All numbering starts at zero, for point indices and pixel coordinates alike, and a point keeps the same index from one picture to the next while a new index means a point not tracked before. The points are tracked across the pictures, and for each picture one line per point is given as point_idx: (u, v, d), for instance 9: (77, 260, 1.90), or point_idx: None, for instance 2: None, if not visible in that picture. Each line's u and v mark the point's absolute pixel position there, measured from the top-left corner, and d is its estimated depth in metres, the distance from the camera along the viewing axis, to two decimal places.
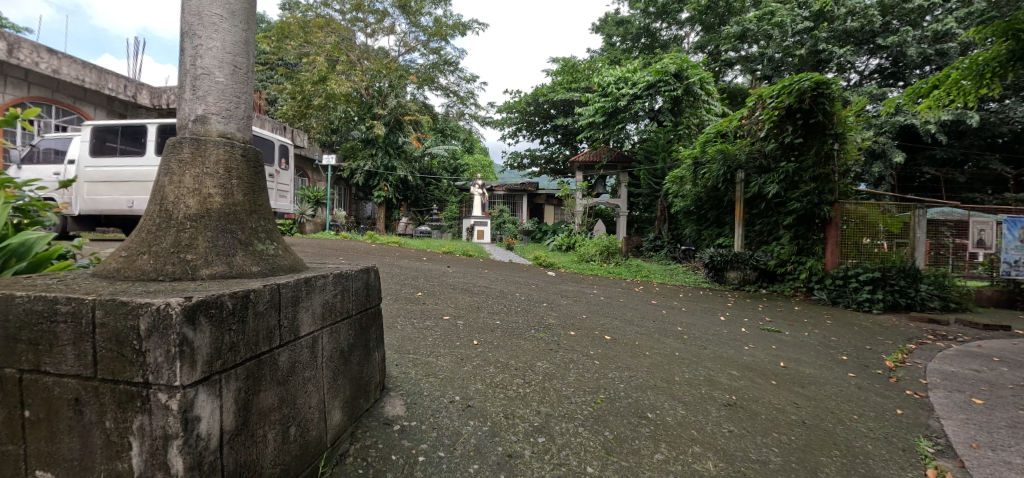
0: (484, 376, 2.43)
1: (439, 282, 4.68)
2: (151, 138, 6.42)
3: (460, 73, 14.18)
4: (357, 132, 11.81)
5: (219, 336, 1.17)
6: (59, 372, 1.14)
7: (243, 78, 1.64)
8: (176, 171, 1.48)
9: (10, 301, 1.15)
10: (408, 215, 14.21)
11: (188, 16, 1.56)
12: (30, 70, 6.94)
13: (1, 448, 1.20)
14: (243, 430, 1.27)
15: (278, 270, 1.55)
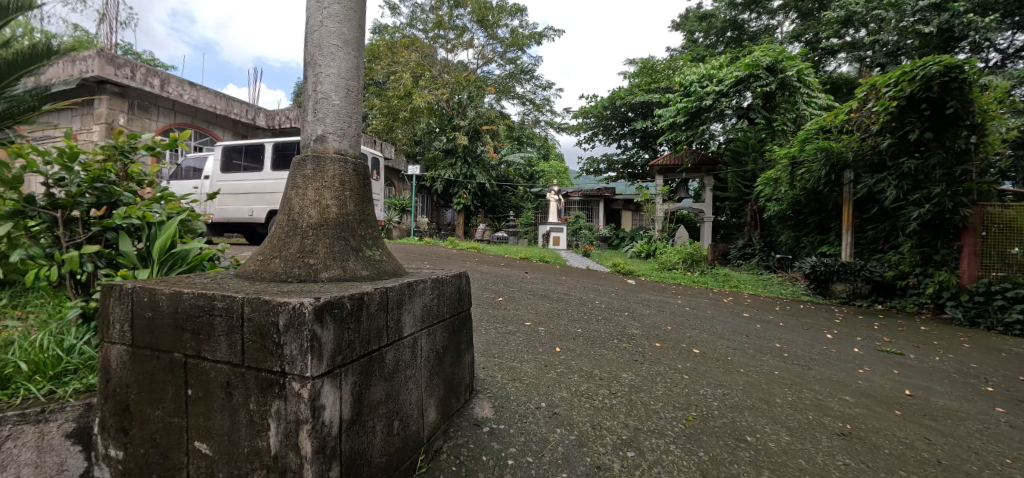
0: (568, 384, 2.40)
1: (519, 288, 4.75)
2: (267, 155, 7.33)
3: (536, 82, 14.42)
4: (438, 143, 12.37)
5: (341, 333, 1.30)
6: (214, 358, 1.32)
7: (355, 99, 1.81)
8: (300, 185, 1.67)
9: (180, 295, 1.35)
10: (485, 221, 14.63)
11: (310, 49, 1.76)
12: (178, 101, 8.29)
13: (168, 420, 1.40)
14: (357, 421, 1.38)
15: (383, 274, 1.68)
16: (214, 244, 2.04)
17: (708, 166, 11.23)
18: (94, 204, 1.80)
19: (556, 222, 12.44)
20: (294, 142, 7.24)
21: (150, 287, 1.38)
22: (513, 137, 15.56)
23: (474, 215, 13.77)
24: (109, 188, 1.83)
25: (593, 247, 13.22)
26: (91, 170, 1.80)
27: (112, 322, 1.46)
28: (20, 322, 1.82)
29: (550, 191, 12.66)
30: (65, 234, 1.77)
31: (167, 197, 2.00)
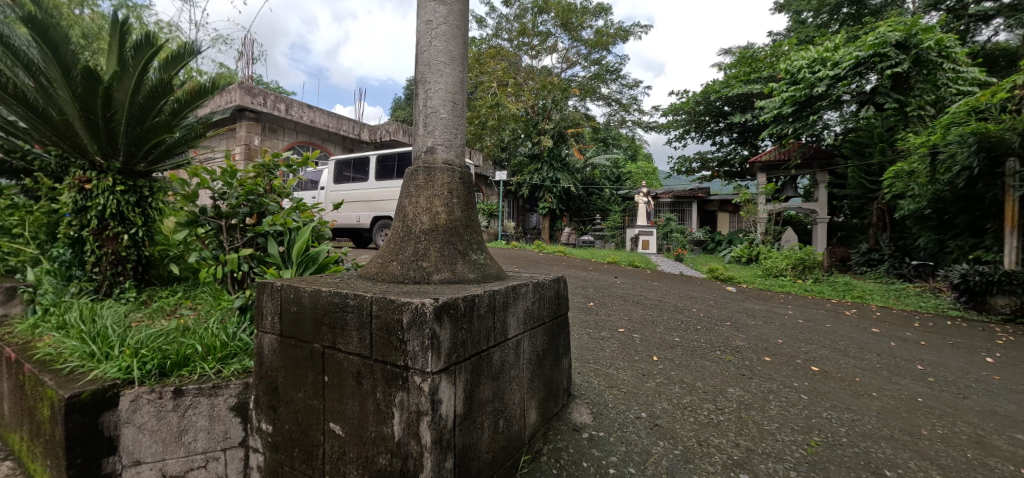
0: (669, 396, 2.29)
1: (611, 293, 4.65)
2: (371, 166, 8.03)
3: (622, 81, 14.11)
4: (524, 149, 12.59)
5: (456, 333, 1.38)
6: (347, 350, 1.46)
7: (460, 111, 1.92)
8: (414, 193, 1.80)
9: (319, 293, 1.51)
10: (570, 225, 14.55)
11: (421, 69, 1.91)
12: (299, 122, 9.49)
13: (307, 403, 1.57)
14: (468, 416, 1.46)
15: (488, 277, 1.75)
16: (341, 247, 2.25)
17: (822, 160, 10.07)
18: (248, 214, 2.08)
19: (645, 225, 11.95)
20: (394, 154, 7.85)
21: (295, 285, 1.56)
22: (597, 139, 15.29)
23: (559, 219, 13.82)
24: (260, 199, 2.12)
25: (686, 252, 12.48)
26: (247, 184, 2.08)
27: (264, 313, 1.67)
28: (193, 310, 2.16)
29: (638, 192, 12.21)
30: (227, 239, 2.09)
31: (303, 207, 2.24)
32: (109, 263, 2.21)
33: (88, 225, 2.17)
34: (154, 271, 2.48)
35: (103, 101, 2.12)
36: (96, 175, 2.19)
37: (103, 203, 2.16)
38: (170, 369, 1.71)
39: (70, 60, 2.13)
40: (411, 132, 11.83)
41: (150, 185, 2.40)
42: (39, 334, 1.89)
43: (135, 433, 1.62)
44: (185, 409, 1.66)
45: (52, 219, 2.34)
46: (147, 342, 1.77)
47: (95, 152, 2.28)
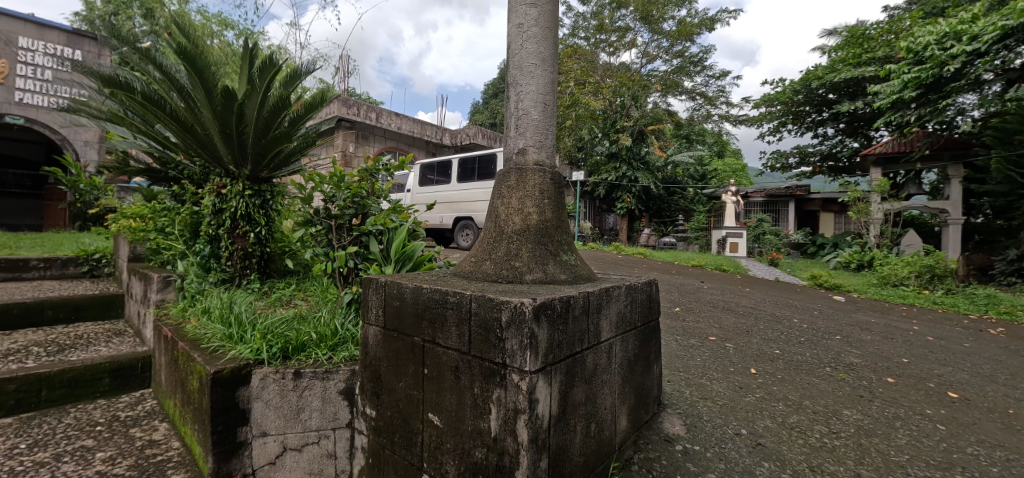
0: (773, 413, 2.11)
1: (699, 298, 4.42)
2: (454, 170, 8.44)
3: (708, 72, 13.32)
4: (602, 147, 12.10)
5: (552, 333, 1.40)
6: (446, 345, 1.52)
7: (551, 111, 1.93)
8: (506, 194, 1.84)
9: (420, 290, 1.59)
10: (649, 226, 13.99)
11: (512, 73, 1.95)
12: (388, 129, 10.20)
13: (408, 393, 1.65)
14: (562, 417, 1.46)
15: (579, 278, 1.76)
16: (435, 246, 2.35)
17: (956, 150, 8.77)
18: (354, 214, 2.27)
19: (734, 226, 11.19)
20: (474, 156, 8.13)
21: (398, 281, 1.66)
22: (679, 136, 14.50)
23: (637, 220, 13.40)
24: (364, 201, 2.30)
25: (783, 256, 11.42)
26: (352, 186, 2.26)
27: (370, 307, 1.79)
28: (305, 300, 2.38)
29: (726, 191, 11.51)
30: (336, 237, 2.29)
31: (401, 208, 2.39)
32: (238, 258, 2.52)
33: (224, 225, 2.49)
34: (273, 266, 2.79)
35: (237, 119, 2.42)
36: (228, 181, 2.52)
37: (234, 206, 2.45)
38: (291, 353, 1.90)
39: (212, 84, 2.45)
40: (489, 135, 12.17)
41: (270, 189, 2.71)
42: (188, 316, 2.19)
43: (263, 408, 1.80)
44: (303, 390, 1.81)
45: (194, 218, 2.70)
46: (272, 328, 1.98)
47: (229, 162, 2.62)
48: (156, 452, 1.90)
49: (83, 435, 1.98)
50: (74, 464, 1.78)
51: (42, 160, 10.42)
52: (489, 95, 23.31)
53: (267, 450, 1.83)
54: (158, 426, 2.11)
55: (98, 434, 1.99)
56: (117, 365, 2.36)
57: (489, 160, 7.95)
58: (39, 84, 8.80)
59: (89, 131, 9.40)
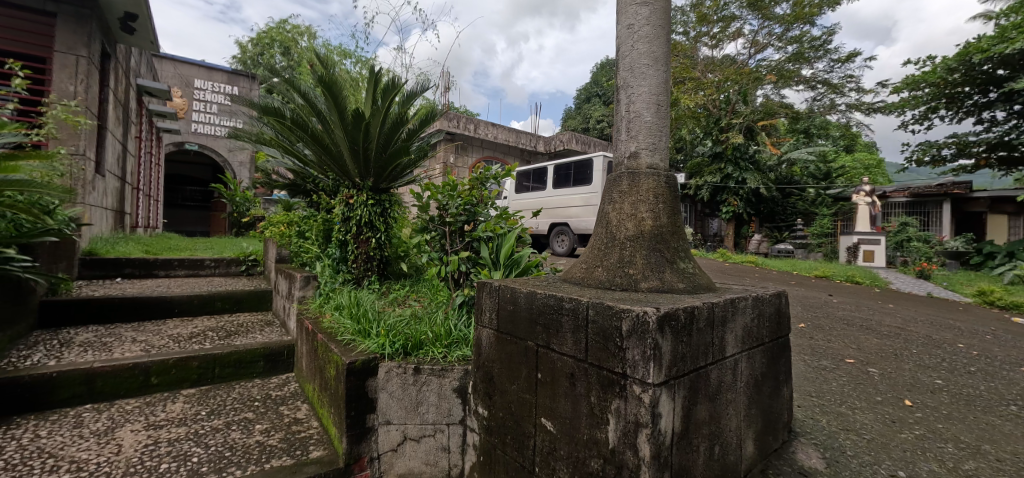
0: (938, 456, 1.77)
1: (829, 314, 3.94)
2: (548, 175, 9.29)
3: (831, 57, 11.82)
4: (704, 148, 11.46)
5: (676, 345, 1.35)
6: (561, 351, 1.52)
7: (664, 113, 1.87)
8: (617, 199, 1.84)
9: (535, 295, 1.61)
10: (760, 231, 12.79)
11: (620, 78, 1.94)
12: (485, 139, 10.94)
13: (521, 396, 1.67)
14: (685, 436, 1.39)
15: (698, 288, 1.69)
16: (542, 252, 2.37)
17: None
18: (466, 220, 2.41)
19: (868, 231, 9.78)
20: (571, 162, 8.83)
21: (512, 286, 1.71)
22: (795, 131, 13.42)
23: (745, 224, 12.02)
24: (475, 208, 2.42)
25: (936, 267, 9.62)
26: (464, 195, 2.40)
27: (483, 310, 1.86)
28: (418, 301, 2.56)
29: (856, 191, 10.04)
30: (450, 242, 2.46)
31: (508, 214, 2.48)
32: (361, 261, 2.80)
33: (351, 231, 2.79)
34: (391, 269, 3.06)
35: (364, 136, 2.71)
36: (355, 192, 2.84)
37: (360, 214, 2.75)
38: (411, 349, 2.05)
39: (345, 106, 2.77)
40: (582, 140, 12.11)
41: (389, 198, 2.98)
42: (323, 311, 2.47)
43: (387, 398, 1.96)
44: (422, 385, 1.94)
45: (326, 225, 3.05)
46: (394, 326, 2.16)
47: (355, 174, 2.93)
48: (301, 429, 2.16)
49: (245, 409, 2.33)
50: (240, 433, 2.11)
51: (209, 178, 12.62)
52: (581, 99, 23.31)
53: (390, 437, 1.99)
54: (301, 405, 2.41)
55: (256, 409, 2.34)
56: (268, 350, 2.75)
57: (585, 166, 8.54)
58: (210, 117, 10.75)
59: (243, 153, 11.24)
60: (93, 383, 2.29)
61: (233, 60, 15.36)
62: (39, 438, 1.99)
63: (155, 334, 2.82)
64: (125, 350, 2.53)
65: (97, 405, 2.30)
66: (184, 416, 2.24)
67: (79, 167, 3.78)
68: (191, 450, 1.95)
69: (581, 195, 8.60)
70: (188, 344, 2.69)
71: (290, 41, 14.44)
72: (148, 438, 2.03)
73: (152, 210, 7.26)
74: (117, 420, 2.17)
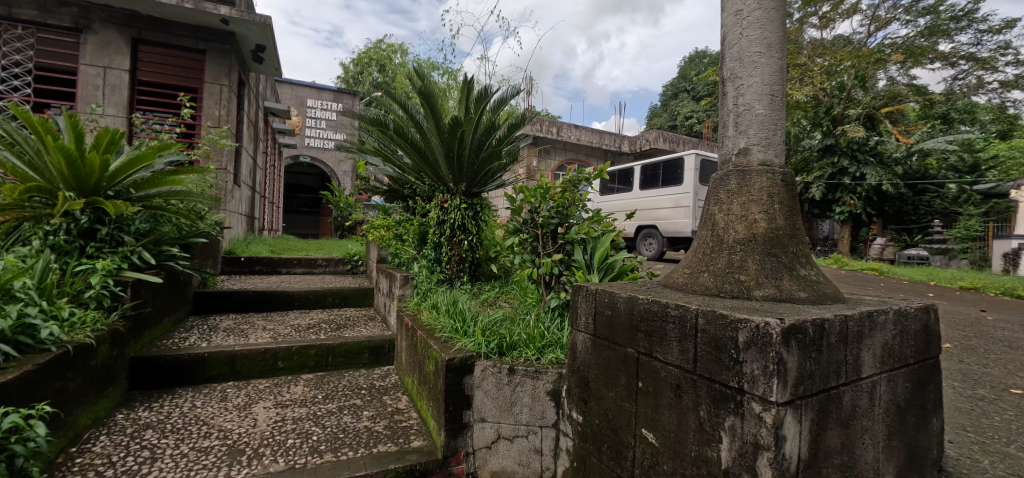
0: None
1: (987, 334, 3.30)
2: (635, 176, 9.29)
3: (979, 26, 9.93)
4: (812, 142, 10.30)
5: (803, 361, 1.21)
6: (666, 360, 1.44)
7: (779, 104, 1.71)
8: (725, 200, 1.73)
9: (636, 299, 1.56)
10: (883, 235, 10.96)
11: (725, 71, 1.81)
12: (568, 142, 11.65)
13: (620, 404, 1.62)
14: (813, 465, 1.24)
15: (824, 298, 1.51)
16: (638, 257, 2.28)
17: None
18: (558, 223, 2.41)
19: None
20: (659, 162, 8.55)
21: (610, 290, 1.67)
22: (929, 117, 11.49)
23: (865, 227, 10.64)
24: (567, 211, 2.42)
25: None
26: (556, 198, 2.41)
27: (579, 313, 1.85)
28: (508, 303, 2.62)
29: None
30: (543, 245, 2.48)
31: (602, 217, 2.44)
32: (455, 262, 2.95)
33: (445, 234, 2.94)
34: (481, 270, 3.16)
35: (458, 143, 2.85)
36: (449, 197, 2.99)
37: (454, 218, 2.89)
38: (505, 350, 2.09)
39: (441, 114, 2.94)
40: (670, 138, 12.42)
41: (480, 202, 3.09)
42: (420, 309, 2.63)
43: (482, 396, 2.02)
44: (516, 385, 1.97)
45: (422, 227, 3.25)
46: (488, 326, 2.22)
47: (450, 180, 3.08)
48: (402, 418, 2.31)
49: (354, 395, 2.56)
50: (350, 417, 2.31)
51: (318, 186, 14.29)
52: (666, 96, 22.28)
53: (484, 435, 2.05)
54: (401, 397, 2.57)
55: (363, 396, 2.55)
56: (373, 343, 2.99)
57: (674, 166, 8.22)
58: (319, 132, 12.05)
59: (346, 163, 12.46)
60: (235, 363, 2.69)
61: (339, 80, 17.13)
62: (196, 407, 2.38)
63: (280, 324, 3.22)
64: (257, 336, 2.92)
65: (238, 383, 2.68)
66: (305, 398, 2.51)
67: (224, 179, 4.45)
68: (311, 429, 2.18)
69: (669, 196, 8.32)
70: (306, 333, 3.03)
71: (385, 59, 15.73)
72: (276, 414, 2.32)
73: (274, 215, 8.33)
74: (253, 397, 2.50)
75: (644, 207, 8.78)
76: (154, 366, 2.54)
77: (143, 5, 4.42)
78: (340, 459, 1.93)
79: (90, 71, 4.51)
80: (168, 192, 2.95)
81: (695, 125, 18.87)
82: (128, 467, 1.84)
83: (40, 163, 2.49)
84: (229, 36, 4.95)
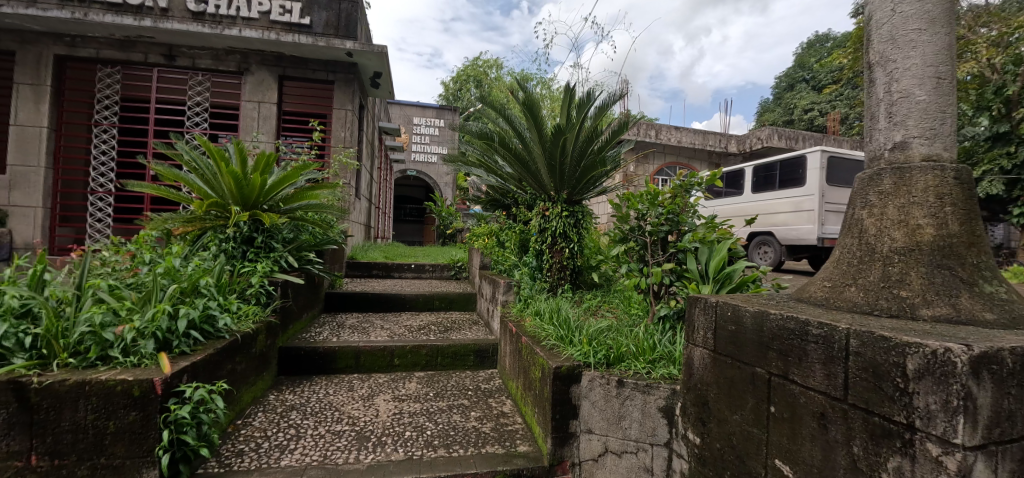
0: None
1: None
2: (747, 178, 8.62)
3: None
4: (977, 128, 8.53)
5: (999, 398, 0.98)
6: (806, 384, 1.28)
7: (947, 87, 1.44)
8: (877, 203, 1.50)
9: (766, 315, 1.42)
10: None
11: (872, 56, 1.59)
12: (668, 144, 11.19)
13: (747, 428, 1.48)
14: None
15: (1021, 322, 1.23)
16: (761, 268, 2.16)
17: None
18: (668, 231, 2.33)
19: None
20: (776, 162, 7.85)
21: (735, 303, 1.55)
22: None
23: None
24: (678, 217, 2.32)
25: None
26: (666, 203, 2.33)
27: (696, 327, 1.75)
28: (612, 313, 2.59)
29: None
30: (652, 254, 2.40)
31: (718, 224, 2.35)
32: (556, 269, 2.98)
33: (546, 241, 2.99)
34: (582, 278, 3.15)
35: (561, 151, 2.89)
36: (550, 204, 3.04)
37: (555, 225, 2.94)
38: (613, 361, 2.05)
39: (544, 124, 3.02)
40: (786, 135, 11.37)
41: (581, 210, 3.09)
42: (524, 316, 2.69)
43: (590, 407, 2.00)
44: (625, 399, 1.92)
45: (523, 235, 3.34)
46: (595, 335, 2.19)
47: (551, 188, 3.12)
48: (508, 422, 2.37)
49: (462, 396, 2.70)
50: (460, 416, 2.43)
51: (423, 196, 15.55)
52: (780, 88, 20.19)
53: (591, 447, 2.01)
54: (506, 401, 2.65)
55: (471, 397, 2.68)
56: (478, 347, 3.13)
57: (795, 165, 7.44)
58: (424, 147, 13.09)
59: (448, 175, 13.33)
60: (359, 357, 3.00)
61: (441, 98, 18.48)
62: (330, 394, 2.70)
63: (395, 323, 3.53)
64: (377, 334, 3.24)
65: (361, 375, 3.00)
66: (419, 394, 2.71)
67: (348, 192, 5.05)
68: (425, 424, 2.34)
69: (790, 199, 7.48)
70: (418, 334, 3.28)
71: (482, 75, 16.62)
72: (395, 407, 2.54)
73: (385, 224, 9.19)
74: (375, 389, 2.78)
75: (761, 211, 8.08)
76: (297, 355, 2.95)
77: (287, 47, 5.23)
78: (453, 455, 2.05)
79: (248, 106, 5.44)
80: (306, 206, 3.44)
81: (816, 118, 16.72)
82: (280, 442, 2.15)
83: (215, 183, 3.05)
84: (351, 67, 5.62)
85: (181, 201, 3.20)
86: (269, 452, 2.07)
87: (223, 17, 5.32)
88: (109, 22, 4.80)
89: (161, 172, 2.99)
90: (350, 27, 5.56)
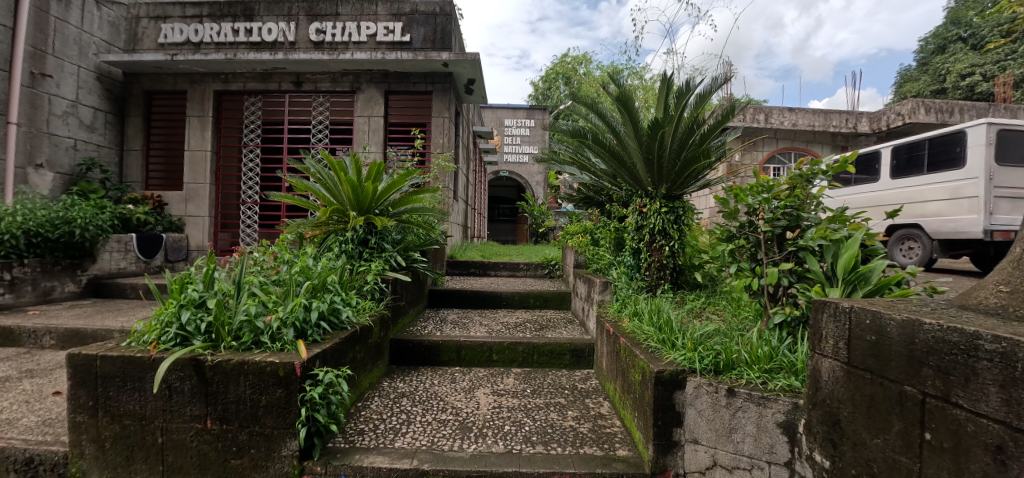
0: None
1: None
2: (885, 162, 7.42)
3: None
4: None
5: None
6: (975, 409, 1.06)
7: None
8: None
9: (918, 325, 1.22)
10: None
11: None
12: (779, 129, 10.07)
13: (895, 458, 1.27)
14: None
15: None
16: (908, 267, 1.86)
17: None
18: (786, 226, 2.12)
19: None
20: (924, 140, 6.63)
21: (875, 310, 1.36)
22: None
23: None
24: (798, 212, 2.11)
25: None
26: (782, 196, 2.14)
27: (825, 336, 1.57)
28: (719, 316, 2.43)
29: None
30: (765, 253, 2.21)
31: (847, 217, 2.08)
32: (655, 269, 2.87)
33: (644, 239, 2.90)
34: (683, 278, 3.00)
35: (659, 144, 2.77)
36: (647, 201, 2.94)
37: (654, 222, 2.83)
38: (722, 368, 1.92)
39: (639, 117, 2.90)
40: (937, 107, 9.50)
41: (682, 205, 2.93)
42: (621, 316, 2.64)
43: (695, 416, 1.90)
44: (737, 410, 1.79)
45: (618, 233, 3.27)
46: (700, 340, 2.07)
47: (648, 183, 3.02)
48: (606, 424, 2.35)
49: (559, 394, 2.73)
50: (557, 414, 2.47)
51: (515, 196, 15.97)
52: (928, 52, 16.90)
53: (698, 458, 1.91)
54: (604, 402, 2.62)
55: (568, 396, 2.70)
56: (574, 346, 3.15)
57: (951, 142, 6.20)
58: (516, 147, 13.44)
59: (539, 174, 13.52)
60: (460, 351, 3.20)
61: (531, 99, 18.78)
62: (436, 385, 2.93)
63: (493, 320, 3.69)
64: (477, 330, 3.43)
65: (463, 368, 3.19)
66: (516, 389, 2.82)
67: (446, 195, 5.39)
68: (523, 419, 2.42)
69: (945, 184, 6.25)
70: (516, 331, 3.40)
71: (570, 71, 16.57)
72: (494, 401, 2.66)
73: (481, 224, 9.61)
74: (476, 382, 2.94)
75: (906, 200, 6.88)
76: (406, 347, 3.25)
77: (391, 64, 5.73)
78: (550, 452, 2.09)
79: (360, 120, 6.08)
80: (411, 209, 3.74)
81: (980, 83, 13.69)
82: (394, 425, 2.40)
83: (336, 192, 3.45)
84: (448, 76, 5.96)
85: (311, 209, 3.67)
86: (386, 433, 2.31)
87: (339, 44, 6.02)
88: (252, 59, 5.72)
89: (295, 184, 3.47)
90: (445, 39, 5.92)
